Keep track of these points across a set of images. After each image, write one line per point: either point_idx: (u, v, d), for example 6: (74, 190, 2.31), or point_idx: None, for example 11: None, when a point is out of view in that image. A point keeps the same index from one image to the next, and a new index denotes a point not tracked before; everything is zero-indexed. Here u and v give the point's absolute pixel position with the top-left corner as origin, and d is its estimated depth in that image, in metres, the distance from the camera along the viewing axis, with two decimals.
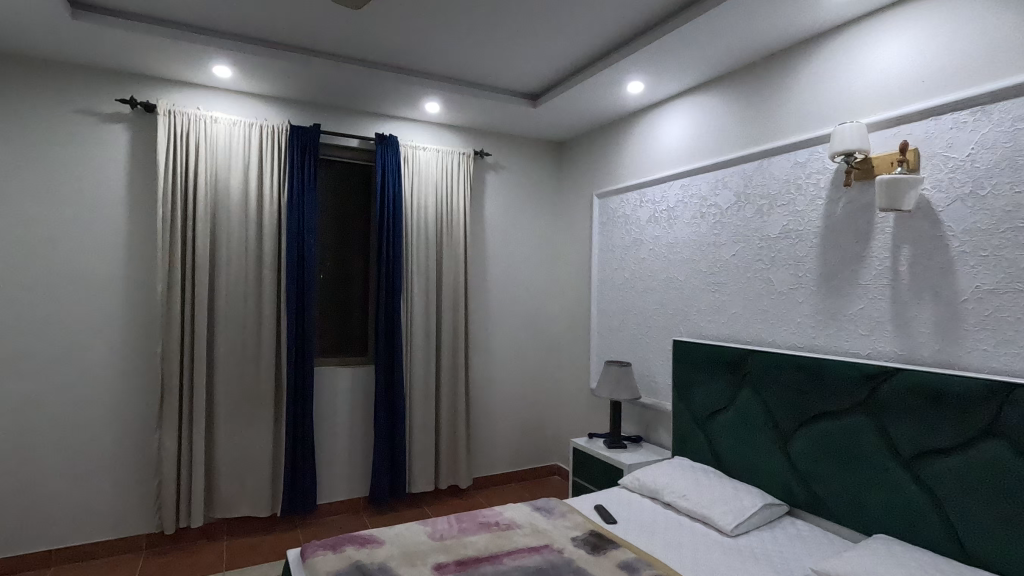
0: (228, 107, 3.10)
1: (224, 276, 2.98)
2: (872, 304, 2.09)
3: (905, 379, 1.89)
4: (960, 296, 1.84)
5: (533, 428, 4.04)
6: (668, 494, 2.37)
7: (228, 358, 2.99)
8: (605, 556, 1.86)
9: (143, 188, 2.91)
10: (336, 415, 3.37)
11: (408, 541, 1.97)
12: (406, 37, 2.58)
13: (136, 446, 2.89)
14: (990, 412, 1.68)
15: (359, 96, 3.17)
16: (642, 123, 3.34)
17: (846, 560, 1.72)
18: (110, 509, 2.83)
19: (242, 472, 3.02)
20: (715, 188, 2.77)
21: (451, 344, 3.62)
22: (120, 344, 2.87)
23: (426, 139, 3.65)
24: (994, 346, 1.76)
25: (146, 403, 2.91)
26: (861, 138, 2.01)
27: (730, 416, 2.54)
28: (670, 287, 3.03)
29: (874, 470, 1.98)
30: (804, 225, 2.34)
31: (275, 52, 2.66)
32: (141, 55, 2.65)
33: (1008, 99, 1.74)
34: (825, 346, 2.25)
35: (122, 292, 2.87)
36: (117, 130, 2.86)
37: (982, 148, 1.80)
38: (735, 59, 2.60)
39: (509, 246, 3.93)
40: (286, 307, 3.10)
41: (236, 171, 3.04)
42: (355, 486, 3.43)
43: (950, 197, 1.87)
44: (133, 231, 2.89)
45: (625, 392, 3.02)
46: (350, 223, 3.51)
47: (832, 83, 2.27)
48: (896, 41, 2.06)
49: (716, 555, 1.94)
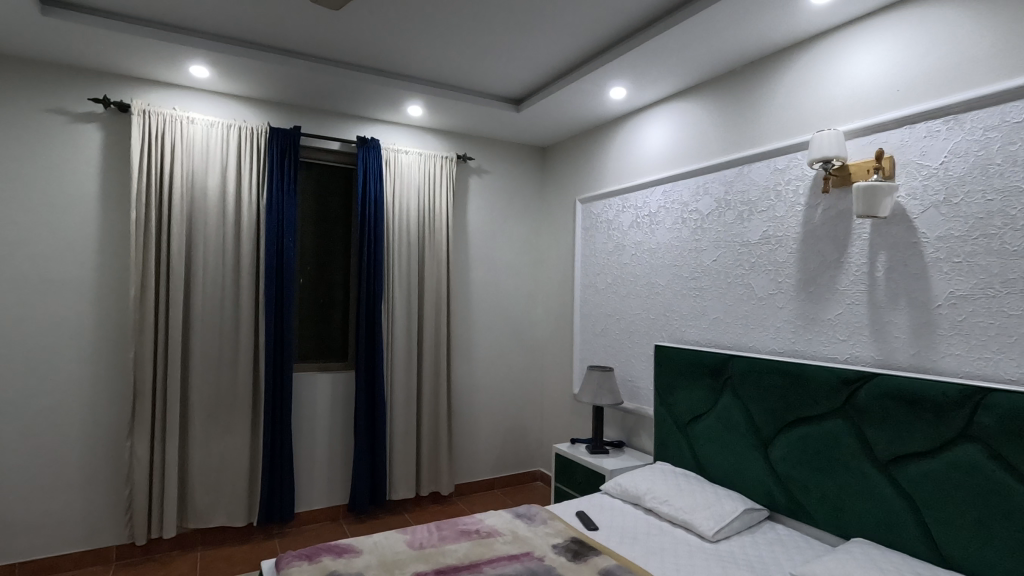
0: (206, 108, 3.05)
1: (200, 280, 2.91)
2: (850, 309, 2.11)
3: (882, 384, 1.91)
4: (935, 301, 1.87)
5: (517, 434, 4.01)
6: (649, 500, 2.36)
7: (205, 364, 2.92)
8: (586, 563, 1.85)
9: (117, 189, 2.84)
10: (316, 421, 3.31)
11: (386, 550, 1.93)
12: (386, 39, 2.56)
13: (104, 455, 2.80)
14: (964, 416, 1.71)
15: (340, 98, 3.14)
16: (624, 129, 3.36)
17: (824, 563, 1.73)
18: (79, 520, 2.75)
19: (217, 480, 2.95)
20: (696, 194, 2.79)
21: (433, 349, 3.59)
22: (91, 350, 2.79)
23: (409, 142, 3.63)
24: (968, 351, 1.79)
25: (118, 410, 2.83)
26: (839, 144, 2.03)
27: (711, 420, 2.54)
28: (652, 292, 3.04)
29: (851, 473, 1.99)
30: (784, 230, 2.36)
31: (253, 53, 2.62)
32: (114, 53, 2.59)
33: (980, 108, 1.78)
34: (804, 351, 2.27)
35: (94, 296, 2.80)
36: (89, 130, 2.79)
37: (955, 157, 1.84)
38: (716, 66, 2.63)
39: (492, 250, 3.92)
40: (264, 311, 3.04)
41: (213, 173, 2.98)
42: (335, 494, 3.37)
43: (925, 204, 1.90)
44: (106, 233, 2.82)
45: (607, 397, 3.01)
46: (331, 226, 3.46)
47: (811, 91, 2.30)
48: (871, 51, 2.10)
49: (697, 561, 1.94)
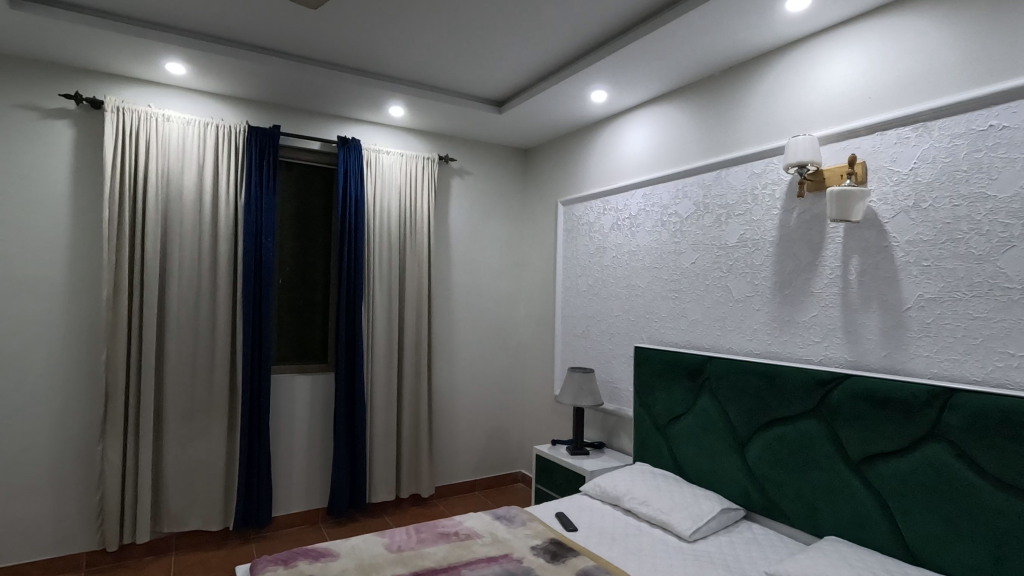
0: (182, 106, 3.00)
1: (175, 280, 2.87)
2: (824, 312, 2.15)
3: (854, 386, 1.95)
4: (904, 304, 1.91)
5: (498, 436, 4.01)
6: (628, 500, 2.38)
7: (180, 365, 2.87)
8: (564, 564, 1.85)
9: (89, 188, 2.78)
10: (294, 423, 3.28)
11: (363, 553, 1.92)
12: (366, 39, 2.55)
13: (75, 459, 2.73)
14: (931, 416, 1.75)
15: (320, 98, 3.11)
16: (605, 132, 3.38)
17: (798, 561, 1.76)
18: (47, 525, 2.67)
19: (192, 484, 2.90)
20: (676, 197, 2.82)
21: (413, 350, 3.58)
22: (61, 350, 2.72)
23: (391, 143, 3.62)
24: (936, 353, 1.83)
25: (89, 413, 2.76)
26: (813, 150, 2.07)
27: (689, 422, 2.57)
28: (632, 294, 3.07)
29: (825, 472, 2.03)
30: (760, 234, 2.40)
31: (231, 50, 2.59)
32: (86, 48, 2.53)
33: (947, 116, 1.83)
34: (779, 353, 2.31)
35: (65, 297, 2.73)
36: (60, 126, 2.73)
37: (924, 163, 1.88)
38: (695, 71, 2.66)
39: (474, 251, 3.92)
40: (241, 311, 2.99)
41: (189, 171, 2.94)
42: (314, 496, 3.33)
43: (895, 209, 1.95)
44: (77, 232, 2.75)
45: (588, 398, 3.02)
46: (311, 227, 3.43)
47: (788, 97, 2.34)
48: (843, 59, 2.15)
49: (675, 560, 1.96)
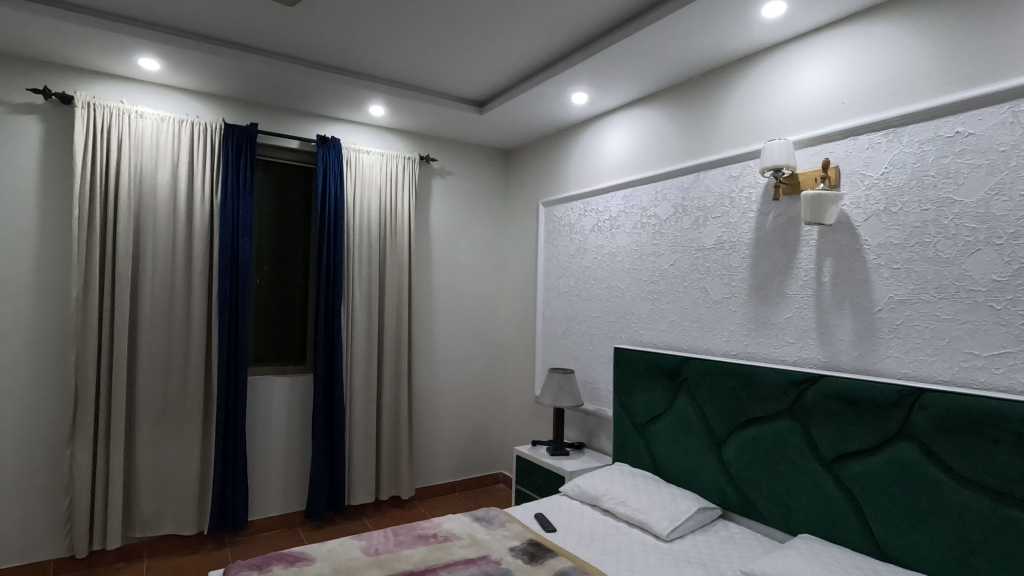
0: (156, 103, 2.94)
1: (147, 280, 2.81)
2: (798, 313, 2.19)
3: (827, 386, 1.99)
4: (876, 305, 1.95)
5: (479, 436, 4.00)
6: (606, 501, 2.39)
7: (153, 366, 2.81)
8: (542, 564, 1.86)
9: (57, 185, 2.71)
10: (271, 425, 3.23)
11: (339, 557, 1.90)
12: (345, 37, 2.53)
13: (42, 464, 2.66)
14: (900, 416, 1.79)
15: (299, 96, 3.08)
16: (585, 134, 3.40)
17: (772, 560, 1.78)
18: (11, 533, 2.59)
19: (165, 488, 2.85)
20: (655, 199, 2.84)
21: (393, 350, 3.55)
22: (27, 352, 2.65)
23: (370, 142, 3.59)
24: (905, 353, 1.87)
25: (58, 416, 2.69)
26: (787, 154, 2.10)
27: (668, 422, 2.59)
28: (612, 295, 3.08)
29: (798, 471, 2.07)
30: (737, 236, 2.43)
31: (207, 47, 2.55)
32: (55, 41, 2.47)
33: (917, 122, 1.87)
34: (756, 353, 2.34)
35: (30, 297, 2.65)
36: (27, 121, 2.65)
37: (894, 168, 1.92)
38: (674, 75, 2.69)
39: (454, 252, 3.90)
40: (216, 311, 2.94)
41: (163, 169, 2.88)
42: (291, 499, 3.29)
43: (867, 213, 1.99)
44: (45, 231, 2.68)
45: (568, 399, 3.03)
46: (289, 226, 3.39)
47: (764, 101, 2.37)
48: (817, 65, 2.19)
49: (653, 560, 1.97)
